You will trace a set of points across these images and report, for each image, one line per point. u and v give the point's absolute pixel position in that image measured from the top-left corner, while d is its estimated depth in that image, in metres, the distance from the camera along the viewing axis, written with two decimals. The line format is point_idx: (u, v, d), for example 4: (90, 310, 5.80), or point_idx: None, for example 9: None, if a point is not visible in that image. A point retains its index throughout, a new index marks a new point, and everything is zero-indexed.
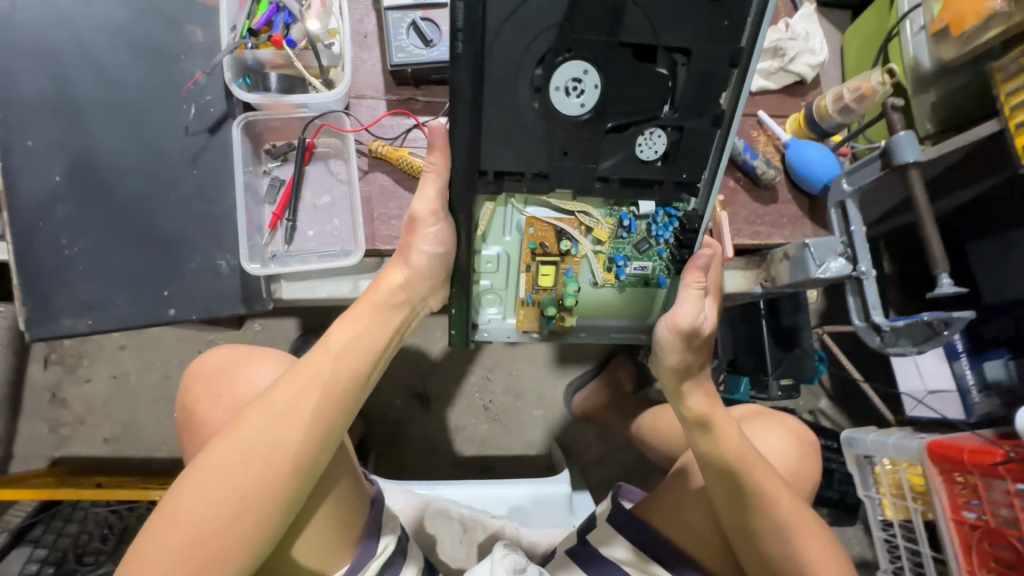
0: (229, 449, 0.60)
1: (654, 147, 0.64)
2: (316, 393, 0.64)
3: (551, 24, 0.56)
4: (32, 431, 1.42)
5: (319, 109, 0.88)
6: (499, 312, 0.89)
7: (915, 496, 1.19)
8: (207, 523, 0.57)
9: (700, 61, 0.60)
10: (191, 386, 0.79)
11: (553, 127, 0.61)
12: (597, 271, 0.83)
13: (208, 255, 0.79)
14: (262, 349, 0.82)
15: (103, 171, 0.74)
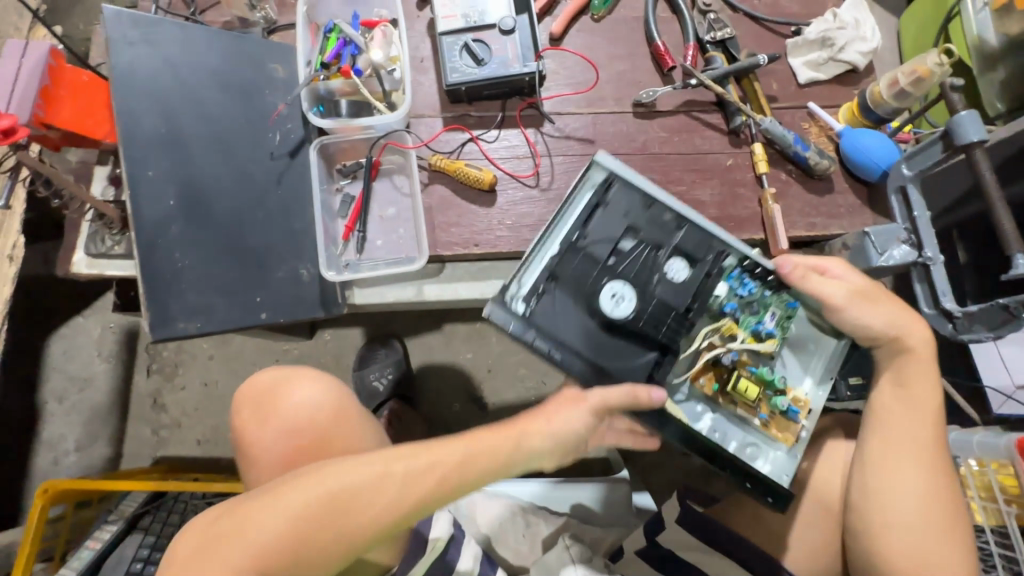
0: (319, 491, 0.61)
1: (679, 270, 0.75)
2: (424, 471, 0.64)
3: (564, 298, 0.75)
4: (136, 433, 1.58)
5: (383, 129, 0.97)
6: (766, 458, 0.80)
7: (1008, 499, 1.09)
8: (279, 557, 0.59)
9: (628, 203, 0.77)
10: (242, 404, 0.86)
11: (622, 326, 0.74)
12: (766, 351, 0.78)
13: (292, 265, 0.89)
14: (299, 366, 0.89)
15: (205, 194, 0.85)
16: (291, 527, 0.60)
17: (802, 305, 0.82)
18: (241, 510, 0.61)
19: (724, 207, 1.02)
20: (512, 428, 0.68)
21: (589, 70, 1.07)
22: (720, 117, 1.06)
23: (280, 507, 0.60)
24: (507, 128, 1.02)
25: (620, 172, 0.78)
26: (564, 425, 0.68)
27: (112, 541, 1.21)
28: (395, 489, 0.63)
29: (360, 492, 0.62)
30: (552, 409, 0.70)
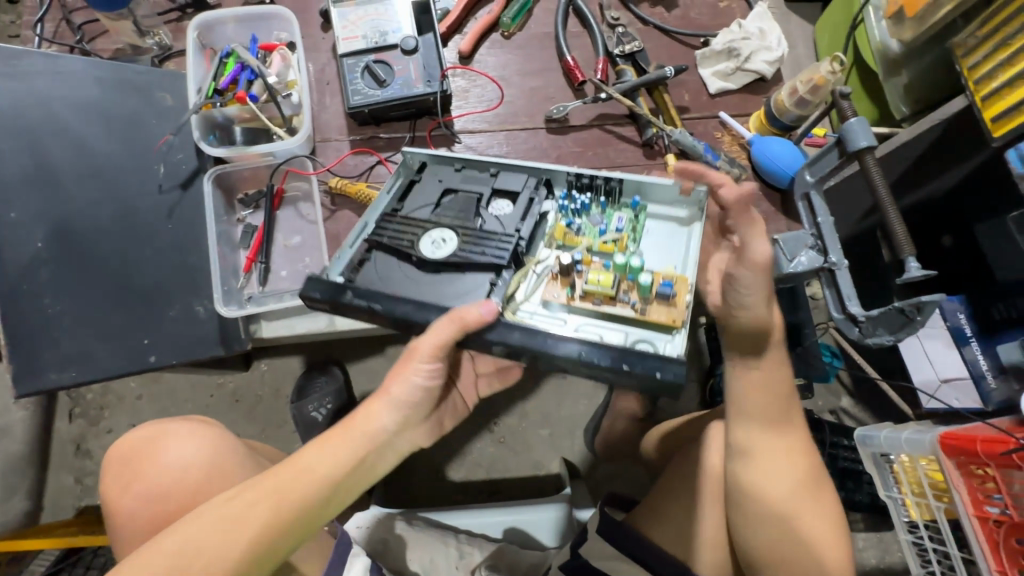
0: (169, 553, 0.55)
1: (497, 206, 0.76)
2: (267, 507, 0.59)
3: (387, 257, 0.74)
4: (58, 483, 1.48)
5: (284, 155, 0.94)
6: (655, 345, 0.70)
7: (937, 494, 1.10)
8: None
9: (441, 163, 0.80)
10: (105, 478, 0.81)
11: (451, 260, 0.71)
12: (612, 244, 0.74)
13: (185, 303, 0.84)
14: (171, 421, 0.86)
15: (81, 234, 0.80)
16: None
17: (644, 202, 0.79)
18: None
19: None
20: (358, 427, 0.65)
21: (499, 87, 1.06)
22: (633, 129, 1.06)
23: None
24: (418, 148, 1.00)
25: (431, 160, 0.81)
26: (402, 389, 0.67)
27: None
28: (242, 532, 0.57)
29: (201, 543, 0.56)
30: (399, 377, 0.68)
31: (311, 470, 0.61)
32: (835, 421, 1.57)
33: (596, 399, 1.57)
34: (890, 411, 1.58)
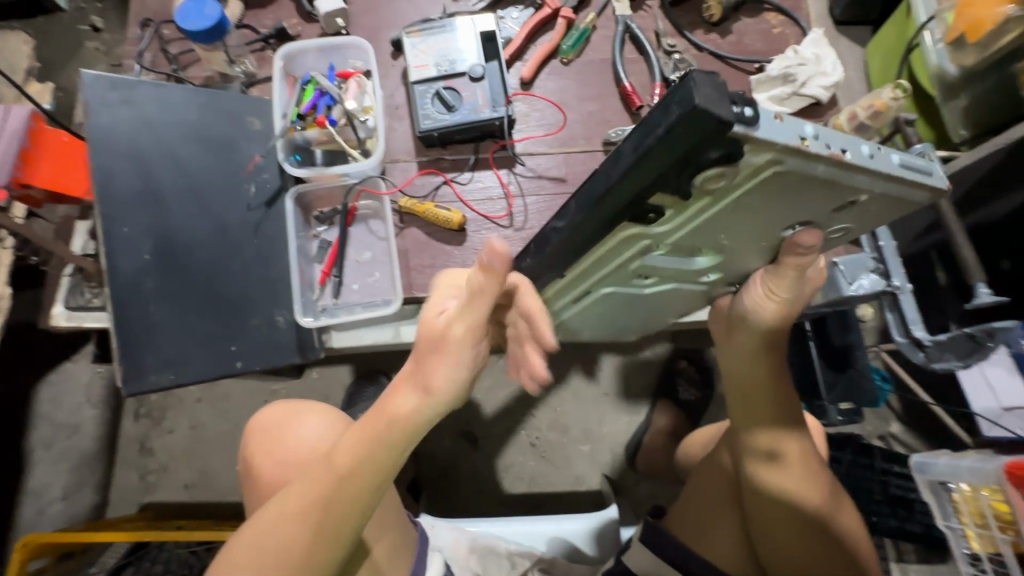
0: (272, 520, 0.65)
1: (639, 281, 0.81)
2: (327, 485, 0.63)
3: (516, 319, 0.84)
4: (123, 479, 1.56)
5: (358, 176, 1.00)
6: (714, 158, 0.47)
7: (1002, 525, 1.07)
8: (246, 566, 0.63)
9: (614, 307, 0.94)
10: (249, 439, 0.84)
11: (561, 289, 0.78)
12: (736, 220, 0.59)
13: (268, 311, 0.90)
14: (306, 402, 0.86)
15: (181, 247, 0.87)
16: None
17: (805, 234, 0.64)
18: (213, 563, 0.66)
19: None
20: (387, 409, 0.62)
21: (559, 112, 1.10)
22: None
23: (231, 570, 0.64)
24: (480, 169, 1.05)
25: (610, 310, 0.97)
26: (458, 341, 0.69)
27: None
28: (311, 513, 0.63)
29: (276, 511, 0.65)
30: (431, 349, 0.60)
31: (353, 463, 0.63)
32: (885, 447, 1.54)
33: (638, 415, 1.58)
34: (942, 438, 1.54)
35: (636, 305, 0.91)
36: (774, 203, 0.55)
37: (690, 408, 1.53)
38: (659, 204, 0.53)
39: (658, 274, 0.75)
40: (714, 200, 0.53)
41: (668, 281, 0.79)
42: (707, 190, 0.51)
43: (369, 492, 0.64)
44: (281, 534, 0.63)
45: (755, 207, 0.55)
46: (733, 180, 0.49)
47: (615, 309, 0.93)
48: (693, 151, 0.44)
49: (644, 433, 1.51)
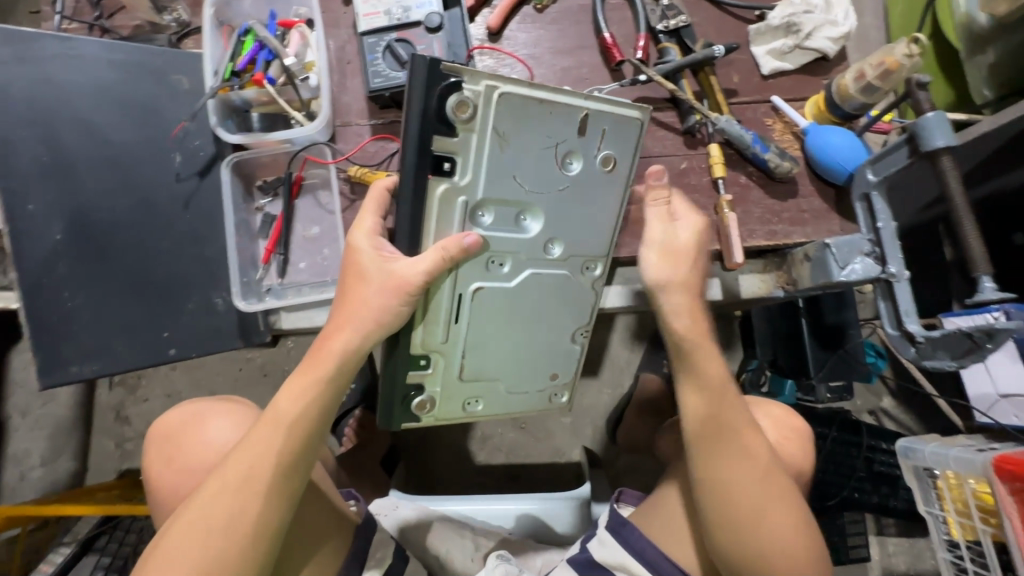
0: (217, 490, 0.64)
1: (505, 274, 0.78)
2: (274, 440, 0.65)
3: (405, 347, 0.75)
4: (101, 446, 1.56)
5: (302, 143, 0.89)
6: (455, 104, 0.65)
7: (984, 516, 1.04)
8: (190, 534, 0.62)
9: (531, 328, 0.84)
10: (153, 444, 0.82)
11: (432, 304, 0.74)
12: (521, 169, 0.73)
13: (204, 294, 0.84)
14: (210, 402, 0.86)
15: (99, 226, 0.80)
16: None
17: (595, 176, 0.77)
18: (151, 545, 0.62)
19: None
20: (332, 348, 0.69)
21: (529, 67, 0.98)
22: (673, 116, 0.98)
23: (171, 560, 0.61)
24: None
25: (536, 339, 0.85)
26: (378, 305, 0.68)
27: (67, 565, 1.16)
28: (258, 471, 0.64)
29: (222, 479, 0.64)
30: (361, 289, 0.69)
31: (293, 412, 0.67)
32: (874, 422, 1.49)
33: (622, 388, 1.53)
34: (932, 416, 1.49)
35: (529, 317, 0.82)
36: (530, 126, 0.71)
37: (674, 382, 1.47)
38: (444, 149, 0.67)
39: (505, 251, 0.76)
40: (480, 138, 0.69)
41: (523, 263, 0.78)
42: (465, 120, 0.67)
43: (312, 432, 0.68)
44: (225, 501, 0.63)
45: (517, 138, 0.71)
46: (478, 112, 0.67)
47: (512, 330, 0.82)
48: (431, 82, 0.64)
49: (625, 406, 1.47)
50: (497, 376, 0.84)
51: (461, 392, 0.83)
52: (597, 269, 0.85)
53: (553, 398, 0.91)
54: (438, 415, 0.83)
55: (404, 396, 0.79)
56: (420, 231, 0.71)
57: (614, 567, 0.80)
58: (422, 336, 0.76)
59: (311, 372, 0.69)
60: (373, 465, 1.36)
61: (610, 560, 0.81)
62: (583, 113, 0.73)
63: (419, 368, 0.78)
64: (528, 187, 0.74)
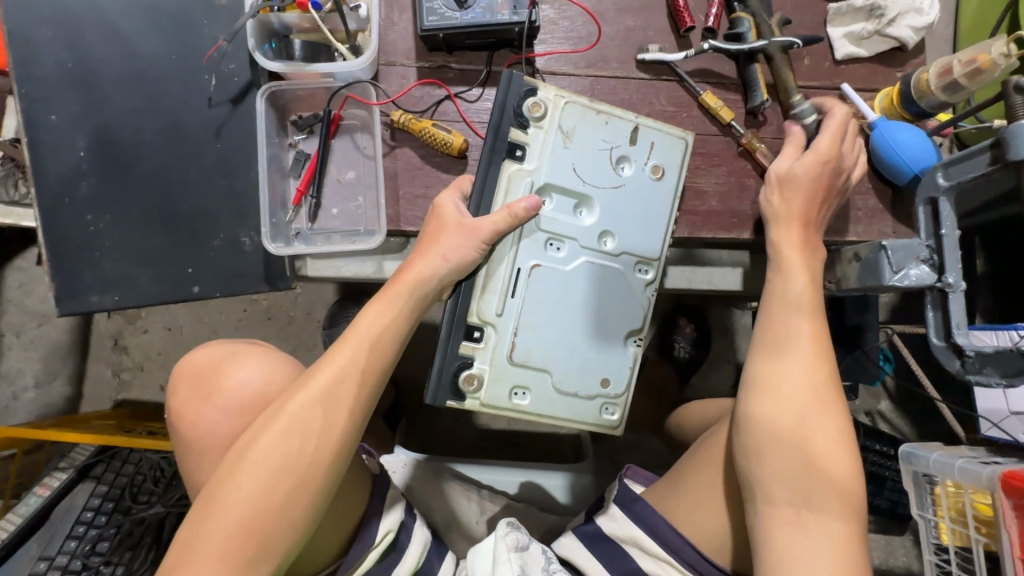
0: (304, 399, 0.58)
1: (559, 258, 0.77)
2: (360, 351, 0.62)
3: (458, 317, 0.74)
4: (97, 374, 1.52)
5: (344, 79, 0.83)
6: (532, 101, 0.74)
7: (978, 526, 1.06)
8: (278, 442, 0.56)
9: (591, 313, 0.78)
10: (177, 386, 0.73)
11: (488, 277, 0.75)
12: (582, 164, 0.76)
13: (231, 232, 0.79)
14: (242, 343, 0.76)
15: (124, 146, 0.75)
16: (274, 482, 0.55)
17: (659, 180, 0.79)
18: (231, 457, 0.57)
19: (728, 200, 0.90)
20: (410, 274, 0.68)
21: (593, 23, 0.91)
22: (737, 92, 0.92)
23: (260, 460, 0.56)
24: (492, 86, 0.87)
25: (600, 331, 0.79)
26: (457, 249, 0.69)
27: (64, 489, 1.17)
28: (344, 384, 0.60)
29: (307, 387, 0.59)
30: (436, 239, 0.70)
31: (376, 328, 0.63)
32: (870, 423, 1.51)
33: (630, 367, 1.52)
34: (929, 423, 1.51)
35: (583, 308, 0.78)
36: (596, 130, 0.76)
37: (683, 365, 1.46)
38: (516, 138, 0.74)
39: (563, 235, 0.77)
40: (547, 135, 0.75)
41: (578, 249, 0.77)
42: (537, 118, 0.74)
43: (393, 350, 0.64)
44: (310, 410, 0.58)
45: (580, 138, 0.76)
46: (547, 113, 0.75)
47: (566, 318, 0.77)
48: (511, 82, 0.74)
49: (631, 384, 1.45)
50: (548, 365, 0.77)
51: (512, 376, 0.77)
52: (650, 272, 0.80)
53: (603, 414, 0.80)
54: (485, 400, 0.76)
55: (453, 374, 0.75)
56: (489, 197, 0.74)
57: (624, 540, 0.81)
58: (477, 304, 0.75)
59: (393, 291, 0.67)
60: (376, 421, 1.33)
61: (619, 533, 0.81)
62: (635, 126, 0.78)
63: (471, 341, 0.76)
64: (586, 181, 0.77)
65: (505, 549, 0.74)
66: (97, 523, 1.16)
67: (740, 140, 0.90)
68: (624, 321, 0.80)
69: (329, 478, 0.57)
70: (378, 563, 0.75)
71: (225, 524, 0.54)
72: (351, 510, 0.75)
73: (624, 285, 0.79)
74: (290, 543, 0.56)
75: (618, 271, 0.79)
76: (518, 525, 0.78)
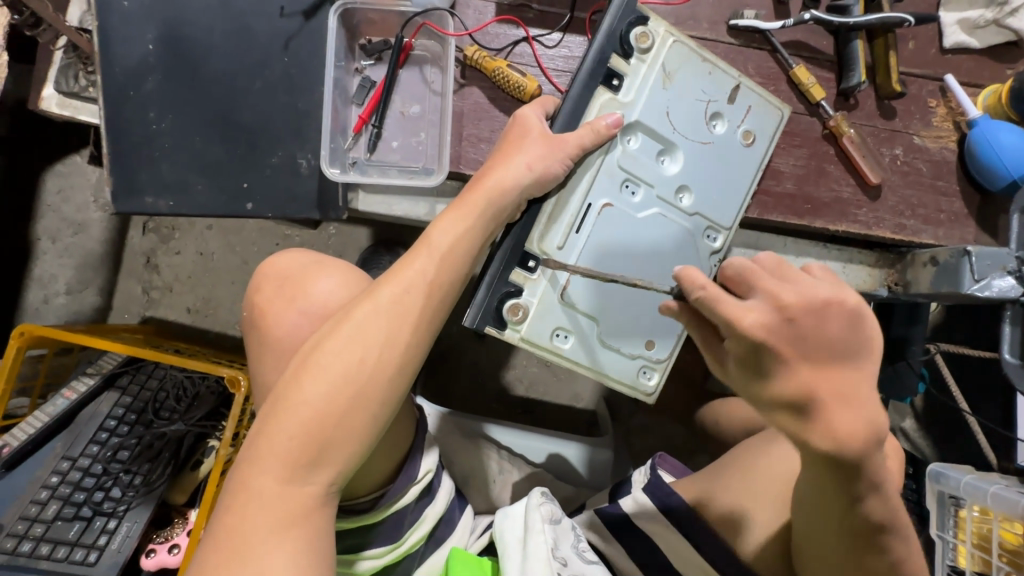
0: (372, 307, 0.57)
1: (632, 200, 0.75)
2: (429, 264, 0.60)
3: (517, 243, 0.72)
4: (127, 289, 1.52)
5: (421, 5, 0.79)
6: (640, 32, 0.72)
7: (1002, 553, 1.03)
8: (347, 346, 0.55)
9: (656, 265, 0.75)
10: (259, 285, 0.73)
11: (557, 206, 0.72)
12: (675, 106, 0.75)
13: (290, 151, 0.76)
14: (329, 257, 0.76)
15: (193, 46, 0.73)
16: (342, 385, 0.54)
17: (745, 143, 0.77)
18: (299, 359, 0.56)
19: (804, 183, 0.85)
20: (488, 183, 0.66)
21: None
22: (830, 72, 0.86)
23: (329, 362, 0.55)
24: (574, 33, 0.82)
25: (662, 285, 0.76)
26: (541, 165, 0.67)
27: (89, 395, 1.17)
28: (412, 294, 0.59)
29: (376, 295, 0.58)
30: (520, 147, 0.69)
31: (448, 240, 0.62)
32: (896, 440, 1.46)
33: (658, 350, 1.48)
34: None
35: (648, 258, 0.75)
36: (696, 77, 0.75)
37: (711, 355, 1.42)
38: (617, 65, 0.72)
39: (640, 177, 0.74)
40: (648, 71, 0.74)
41: (654, 197, 0.75)
42: (642, 51, 0.73)
43: (462, 268, 0.63)
44: (378, 318, 0.57)
45: (679, 82, 0.75)
46: (653, 48, 0.73)
47: (630, 268, 0.74)
48: (622, 10, 0.72)
49: None
50: (598, 314, 0.74)
51: (560, 317, 0.74)
52: (717, 241, 0.78)
53: (641, 377, 0.77)
54: (526, 334, 0.73)
55: (498, 300, 0.72)
56: (576, 115, 0.72)
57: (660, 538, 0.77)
58: (539, 233, 0.72)
59: (469, 203, 0.65)
60: None
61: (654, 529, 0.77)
62: (736, 85, 0.77)
63: (524, 270, 0.72)
64: (676, 128, 0.75)
65: (540, 518, 0.73)
66: (120, 432, 1.17)
67: (827, 122, 0.85)
68: None
69: (395, 386, 0.57)
70: (415, 501, 0.73)
71: (293, 422, 0.54)
72: (400, 437, 0.73)
73: (686, 242, 0.76)
74: (353, 451, 0.55)
75: (686, 225, 0.76)
76: (553, 497, 0.77)
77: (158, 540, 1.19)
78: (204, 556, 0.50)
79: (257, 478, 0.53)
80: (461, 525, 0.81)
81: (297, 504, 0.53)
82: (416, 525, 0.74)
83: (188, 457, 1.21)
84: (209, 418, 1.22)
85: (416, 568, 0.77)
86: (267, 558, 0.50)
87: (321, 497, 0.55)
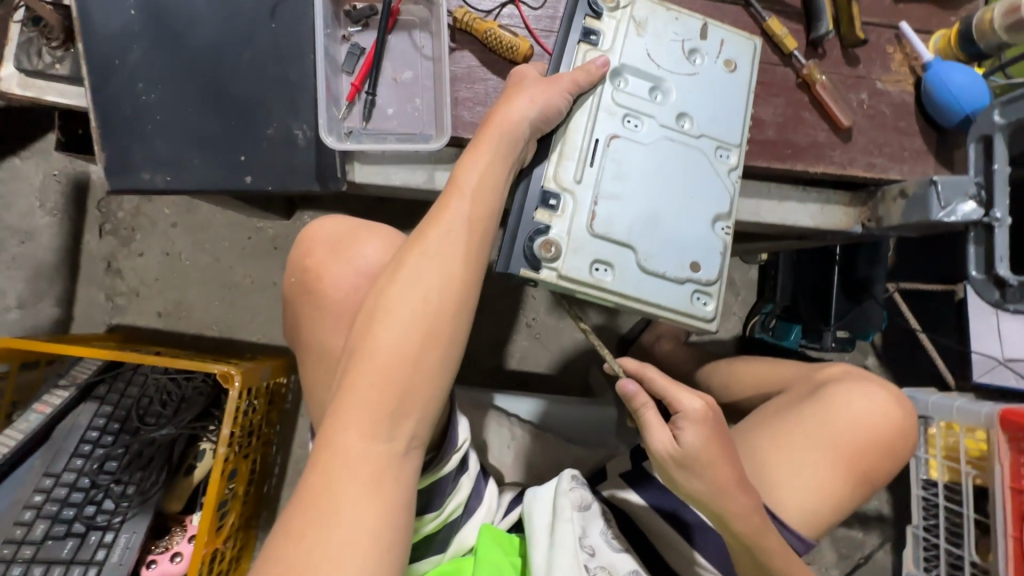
0: (423, 251, 0.58)
1: (637, 130, 0.77)
2: (466, 207, 0.61)
3: (536, 185, 0.74)
4: (88, 296, 1.42)
5: None
6: None
7: (970, 461, 1.13)
8: (408, 289, 0.56)
9: (671, 189, 0.77)
10: (296, 256, 0.73)
11: (566, 145, 0.75)
12: (656, 47, 0.79)
13: (284, 122, 0.73)
14: (367, 221, 0.75)
15: (176, 18, 0.70)
16: (411, 328, 0.55)
17: (728, 72, 0.81)
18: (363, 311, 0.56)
19: (784, 130, 0.90)
20: (496, 119, 0.67)
21: None
22: (800, 25, 0.92)
23: (394, 310, 0.55)
24: None
25: (684, 208, 0.78)
26: (547, 96, 0.69)
27: (66, 407, 1.10)
28: (455, 233, 0.60)
29: (425, 240, 0.59)
30: (521, 87, 0.70)
31: (476, 181, 0.63)
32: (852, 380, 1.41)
33: None
34: None
35: (665, 185, 0.77)
36: (668, 21, 0.80)
37: None
38: (591, 23, 0.76)
39: (641, 112, 0.77)
40: (622, 23, 0.78)
41: (657, 126, 0.78)
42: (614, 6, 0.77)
43: (495, 208, 0.64)
44: (432, 261, 0.58)
45: (654, 27, 0.79)
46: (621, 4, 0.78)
47: (649, 193, 0.77)
48: None
49: None
50: (631, 241, 0.75)
51: (593, 249, 0.74)
52: (731, 158, 0.81)
53: (696, 302, 0.78)
54: (563, 270, 0.73)
55: (528, 239, 0.73)
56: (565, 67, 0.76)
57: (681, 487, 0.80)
58: (554, 170, 0.74)
59: (484, 141, 0.66)
60: None
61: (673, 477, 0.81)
62: (704, 25, 0.81)
63: (548, 210, 0.74)
64: (660, 65, 0.79)
65: (568, 503, 0.74)
66: (104, 443, 1.11)
67: (800, 71, 0.90)
68: (709, 203, 0.78)
69: (459, 324, 0.58)
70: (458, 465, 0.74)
71: (371, 373, 0.54)
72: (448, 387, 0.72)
73: (697, 163, 0.79)
74: (429, 394, 0.55)
75: (693, 150, 0.79)
76: (582, 483, 0.78)
77: (158, 549, 1.14)
78: (291, 517, 0.49)
79: (341, 434, 0.52)
80: (486, 501, 0.81)
81: (385, 455, 0.53)
82: (450, 495, 0.74)
83: (180, 462, 1.16)
84: (200, 418, 1.17)
85: (450, 540, 0.78)
86: (365, 512, 0.50)
87: (406, 447, 0.55)
